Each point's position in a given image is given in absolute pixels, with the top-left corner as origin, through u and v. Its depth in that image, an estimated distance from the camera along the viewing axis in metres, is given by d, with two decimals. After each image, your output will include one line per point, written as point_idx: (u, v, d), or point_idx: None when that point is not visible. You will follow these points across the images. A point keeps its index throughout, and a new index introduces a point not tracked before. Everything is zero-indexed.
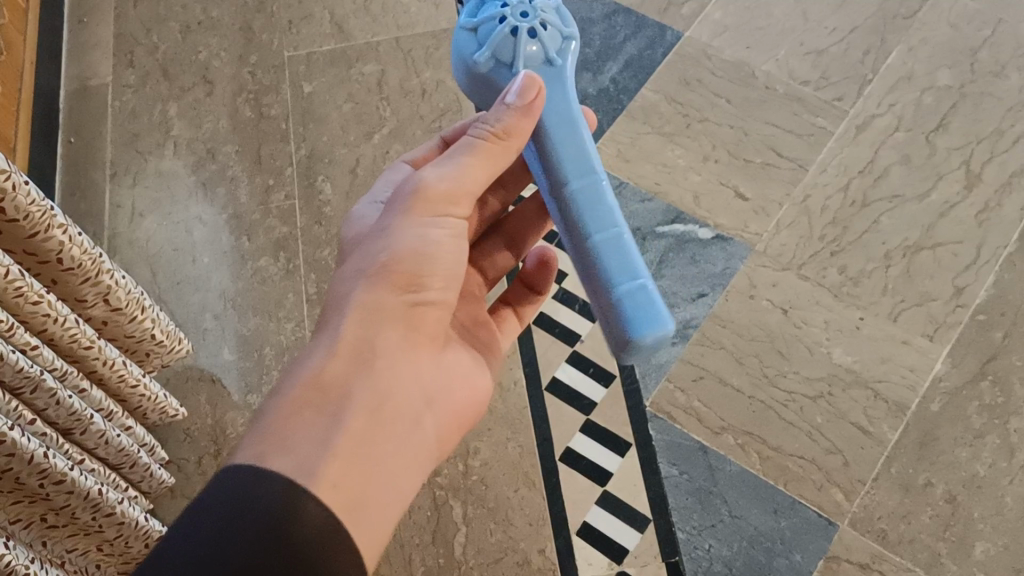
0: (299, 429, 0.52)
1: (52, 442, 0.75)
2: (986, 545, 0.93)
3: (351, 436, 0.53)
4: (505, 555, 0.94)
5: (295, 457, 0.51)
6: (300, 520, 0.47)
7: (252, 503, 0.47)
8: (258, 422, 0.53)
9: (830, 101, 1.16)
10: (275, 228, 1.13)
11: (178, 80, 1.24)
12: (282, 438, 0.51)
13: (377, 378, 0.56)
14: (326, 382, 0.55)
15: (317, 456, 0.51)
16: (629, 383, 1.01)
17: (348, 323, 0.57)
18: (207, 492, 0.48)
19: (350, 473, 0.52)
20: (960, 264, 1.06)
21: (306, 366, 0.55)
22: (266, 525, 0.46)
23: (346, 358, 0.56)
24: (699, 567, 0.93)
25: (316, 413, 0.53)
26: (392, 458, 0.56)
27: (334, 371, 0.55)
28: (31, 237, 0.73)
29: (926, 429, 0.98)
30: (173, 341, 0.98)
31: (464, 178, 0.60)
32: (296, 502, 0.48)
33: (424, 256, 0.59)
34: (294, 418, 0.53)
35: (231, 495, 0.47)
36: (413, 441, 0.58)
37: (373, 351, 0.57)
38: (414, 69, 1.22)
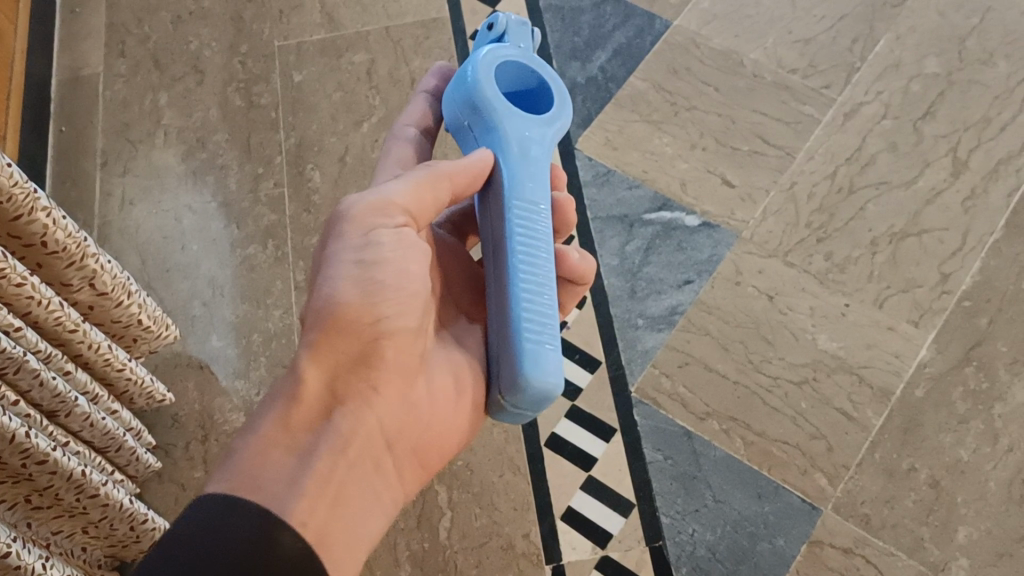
0: (267, 470, 0.54)
1: (35, 424, 0.75)
2: (969, 530, 0.93)
3: (320, 475, 0.55)
4: (489, 539, 0.94)
5: (262, 496, 0.53)
6: (271, 551, 0.49)
7: (222, 539, 0.49)
8: (228, 466, 0.54)
9: (817, 88, 1.16)
10: (265, 216, 1.14)
11: (169, 70, 1.24)
12: (252, 479, 0.53)
13: (341, 419, 0.58)
14: (293, 423, 0.57)
15: (284, 494, 0.53)
16: (615, 368, 1.02)
17: (310, 367, 0.58)
18: (180, 526, 0.50)
19: (323, 509, 0.54)
20: (946, 250, 1.06)
21: (266, 415, 0.57)
22: (233, 561, 0.48)
23: (310, 402, 0.58)
24: (683, 552, 0.94)
25: (284, 451, 0.55)
26: (361, 495, 0.57)
27: (299, 415, 0.57)
28: (14, 220, 0.73)
29: (910, 414, 0.98)
30: (160, 327, 0.99)
31: (396, 197, 0.60)
32: (267, 534, 0.50)
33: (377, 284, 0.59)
34: (263, 457, 0.55)
35: (203, 529, 0.49)
36: (382, 478, 0.60)
37: (335, 392, 0.58)
38: (403, 58, 1.22)
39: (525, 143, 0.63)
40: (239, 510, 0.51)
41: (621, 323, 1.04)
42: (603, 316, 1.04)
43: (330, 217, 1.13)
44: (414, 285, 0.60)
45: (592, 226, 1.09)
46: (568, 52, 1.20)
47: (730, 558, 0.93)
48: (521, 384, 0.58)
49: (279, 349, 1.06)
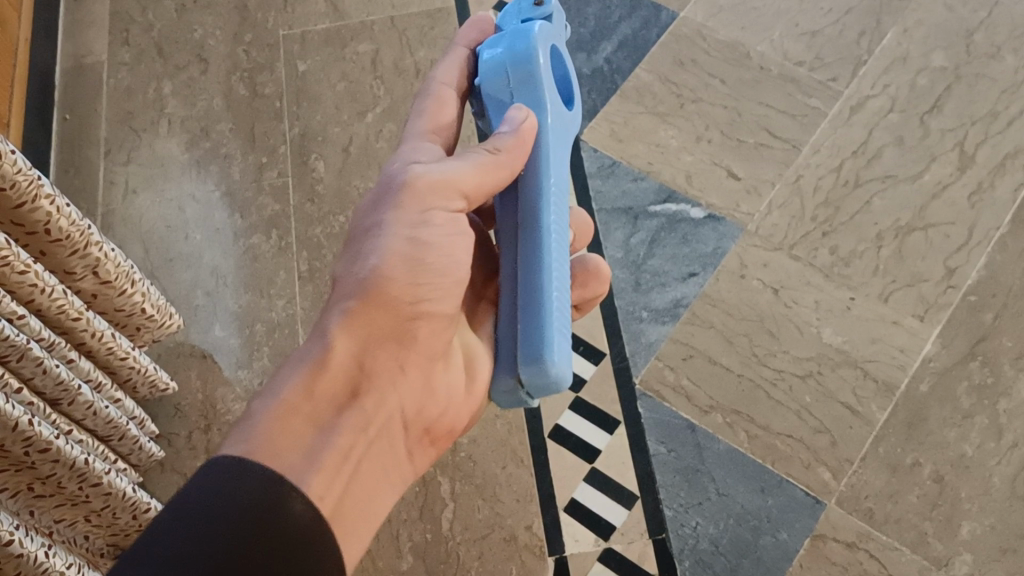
0: (286, 438, 0.51)
1: (38, 412, 0.75)
2: (973, 525, 0.93)
3: (338, 451, 0.53)
4: (491, 531, 0.94)
5: (281, 463, 0.50)
6: (282, 515, 0.46)
7: (236, 500, 0.45)
8: (246, 428, 0.51)
9: (824, 81, 1.15)
10: (268, 206, 1.14)
11: (173, 58, 1.24)
12: (272, 443, 0.50)
13: (366, 395, 0.56)
14: (318, 391, 0.54)
15: (303, 466, 0.50)
16: (619, 360, 1.01)
17: (341, 335, 0.56)
18: (193, 483, 0.46)
19: (337, 489, 0.52)
20: (952, 245, 1.05)
21: (290, 379, 0.53)
22: (248, 525, 0.45)
23: (337, 373, 0.55)
24: (686, 545, 0.94)
25: (306, 420, 0.53)
26: (371, 476, 0.56)
27: (324, 383, 0.54)
28: (18, 207, 0.73)
29: (915, 409, 0.98)
30: (163, 316, 0.99)
31: (459, 179, 0.60)
32: (280, 498, 0.47)
33: (420, 263, 0.58)
34: (284, 422, 0.52)
35: (214, 486, 0.46)
36: (390, 459, 0.58)
37: (364, 366, 0.56)
38: (408, 48, 1.21)
39: (556, 130, 0.64)
40: (253, 472, 0.47)
41: (625, 316, 1.04)
42: (607, 309, 1.04)
43: (333, 207, 1.12)
44: (457, 269, 0.60)
45: (597, 218, 1.09)
46: (574, 43, 1.20)
47: (733, 552, 0.93)
48: (536, 367, 0.58)
49: (281, 339, 1.06)
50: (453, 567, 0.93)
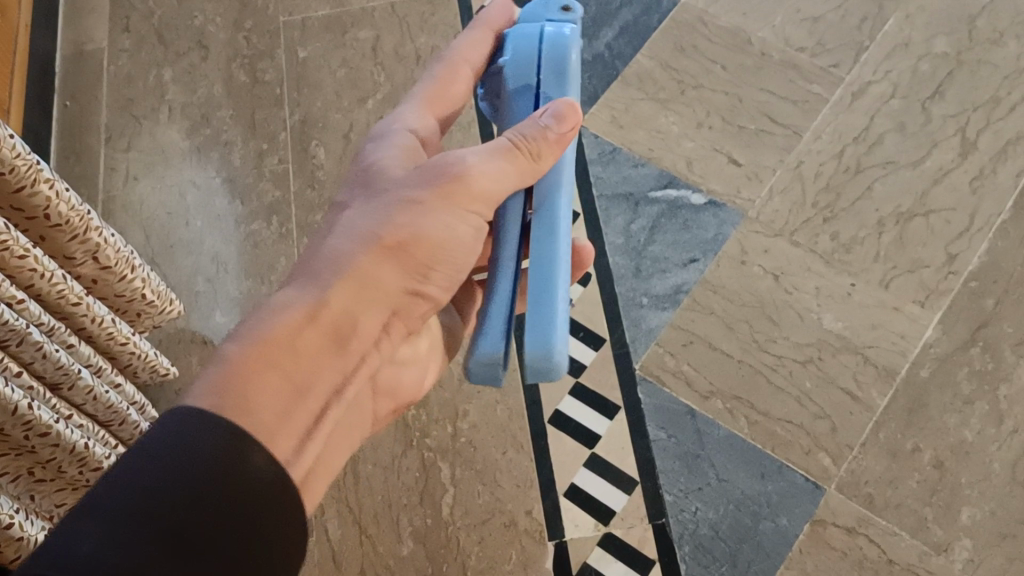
0: (264, 393, 0.47)
1: (38, 396, 0.75)
2: (973, 511, 0.93)
3: (309, 412, 0.50)
4: (491, 516, 0.95)
5: (253, 419, 0.45)
6: (243, 468, 0.42)
7: (198, 454, 0.41)
8: (221, 372, 0.47)
9: (826, 67, 1.15)
10: (269, 192, 1.14)
11: (173, 45, 1.23)
12: (248, 395, 0.46)
13: (348, 355, 0.53)
14: (301, 347, 0.50)
15: (279, 425, 0.47)
16: (619, 346, 1.01)
17: (335, 290, 0.53)
18: (151, 434, 0.42)
19: (306, 453, 0.49)
20: (953, 231, 1.05)
21: (281, 322, 0.50)
22: (209, 478, 0.41)
23: (324, 329, 0.52)
24: (686, 530, 0.94)
25: (285, 374, 0.49)
26: (334, 439, 0.53)
27: (309, 337, 0.51)
28: (17, 191, 0.73)
29: (915, 395, 0.98)
30: (164, 301, 0.99)
31: (496, 181, 0.57)
32: (240, 451, 0.43)
33: (434, 249, 0.56)
34: (262, 375, 0.48)
35: (174, 437, 0.42)
36: (351, 420, 0.56)
37: (352, 324, 0.53)
38: (408, 34, 1.21)
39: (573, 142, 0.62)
40: (214, 421, 0.43)
41: (626, 302, 1.04)
42: (607, 295, 1.04)
43: (334, 194, 1.12)
44: (457, 249, 0.58)
45: (597, 205, 1.09)
46: None
47: (732, 536, 0.93)
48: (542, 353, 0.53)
49: None
50: (454, 552, 0.94)
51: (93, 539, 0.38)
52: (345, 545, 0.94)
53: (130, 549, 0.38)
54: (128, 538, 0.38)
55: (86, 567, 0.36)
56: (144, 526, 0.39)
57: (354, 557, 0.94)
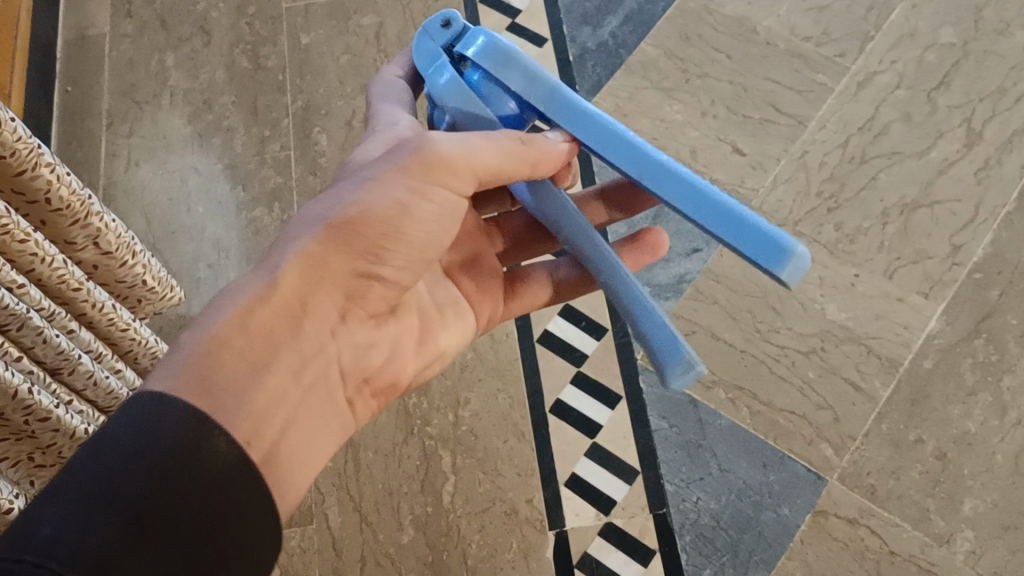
0: (219, 373, 0.49)
1: (38, 380, 0.74)
2: (975, 502, 0.93)
3: (267, 389, 0.51)
4: (493, 504, 0.94)
5: (210, 397, 0.47)
6: (201, 452, 0.44)
7: (157, 440, 0.43)
8: (177, 357, 0.49)
9: (831, 57, 1.14)
10: (271, 178, 1.13)
11: (176, 30, 1.23)
12: (203, 379, 0.48)
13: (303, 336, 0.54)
14: (255, 327, 0.51)
15: (236, 401, 0.48)
16: (621, 336, 1.01)
17: (292, 268, 0.53)
18: (113, 423, 0.43)
19: (269, 429, 0.50)
20: (958, 221, 1.05)
21: (236, 302, 0.52)
22: (168, 462, 0.42)
23: (280, 309, 0.53)
24: (687, 519, 0.94)
25: (238, 354, 0.50)
26: (305, 421, 0.54)
27: (264, 316, 0.52)
28: (19, 175, 0.72)
29: (918, 386, 0.98)
30: (165, 288, 0.99)
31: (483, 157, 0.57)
32: (201, 433, 0.44)
33: (396, 233, 0.56)
34: (216, 355, 0.49)
35: (136, 422, 0.43)
36: (324, 403, 0.57)
37: (306, 305, 0.54)
38: (412, 21, 1.21)
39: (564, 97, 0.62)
40: (175, 407, 0.44)
41: None
42: None
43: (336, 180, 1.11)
44: (415, 227, 0.57)
45: None
46: (580, 17, 1.19)
47: (734, 526, 0.93)
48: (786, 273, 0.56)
49: None
50: (454, 541, 0.93)
51: (56, 522, 0.39)
52: (345, 532, 0.94)
53: (93, 529, 0.39)
54: (92, 519, 0.39)
55: (52, 548, 0.38)
56: (110, 508, 0.40)
57: (354, 545, 0.94)
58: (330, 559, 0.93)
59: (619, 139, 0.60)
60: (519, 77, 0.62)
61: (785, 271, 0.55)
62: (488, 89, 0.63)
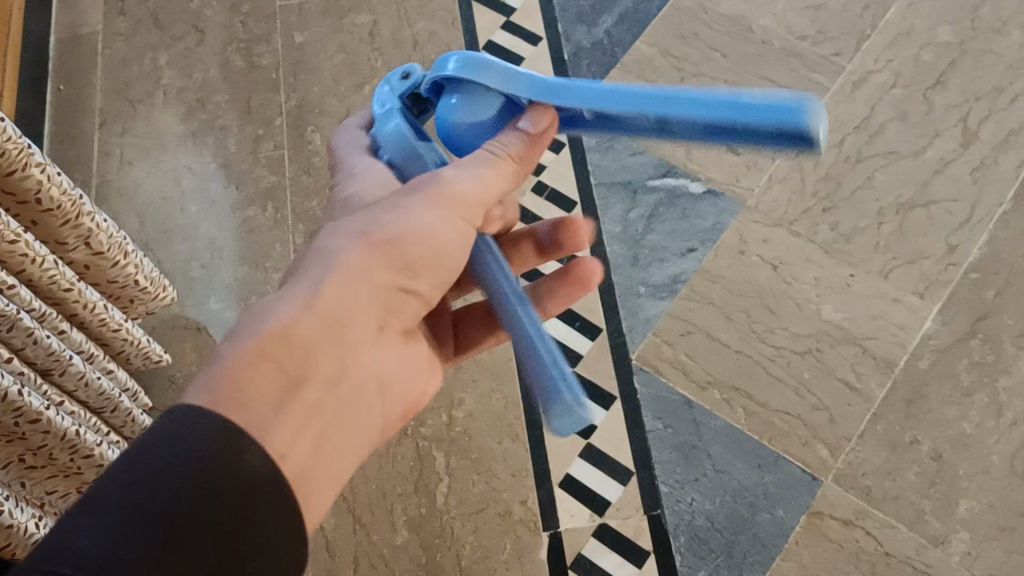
0: (257, 387, 0.46)
1: (29, 382, 0.74)
2: (971, 503, 0.93)
3: (305, 404, 0.48)
4: (487, 505, 0.94)
5: (246, 413, 0.45)
6: (236, 465, 0.42)
7: (191, 449, 0.41)
8: (217, 368, 0.46)
9: (827, 56, 1.14)
10: (265, 177, 1.13)
11: (169, 29, 1.22)
12: (241, 392, 0.46)
13: (343, 350, 0.52)
14: (295, 339, 0.49)
15: (272, 418, 0.46)
16: (616, 336, 1.01)
17: (330, 282, 0.51)
18: (148, 432, 0.42)
19: (305, 446, 0.48)
20: (954, 221, 1.04)
21: (277, 314, 0.50)
22: (204, 472, 0.40)
23: (320, 321, 0.51)
24: (681, 520, 0.93)
25: (276, 367, 0.48)
26: (341, 438, 0.52)
27: (304, 328, 0.50)
28: (8, 175, 0.71)
29: (914, 387, 0.97)
30: (158, 288, 0.98)
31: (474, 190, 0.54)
32: (235, 446, 0.42)
33: (434, 248, 0.54)
34: (255, 368, 0.47)
35: (170, 433, 0.41)
36: (365, 420, 0.54)
37: (348, 320, 0.52)
38: (406, 19, 1.20)
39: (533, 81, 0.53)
40: (210, 419, 0.42)
41: (623, 291, 1.03)
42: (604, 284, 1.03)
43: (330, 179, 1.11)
44: (452, 246, 0.55)
45: (595, 193, 1.08)
46: (575, 15, 1.19)
47: (729, 528, 0.93)
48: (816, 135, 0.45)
49: None
50: (449, 542, 0.93)
51: (89, 533, 0.38)
52: (339, 533, 0.94)
53: (125, 540, 0.38)
54: (126, 532, 0.38)
55: (81, 559, 0.36)
56: (140, 520, 0.38)
57: (348, 546, 0.93)
58: (324, 560, 0.93)
59: (550, 86, 0.52)
60: (498, 75, 0.54)
61: (814, 126, 0.44)
62: (471, 101, 0.55)
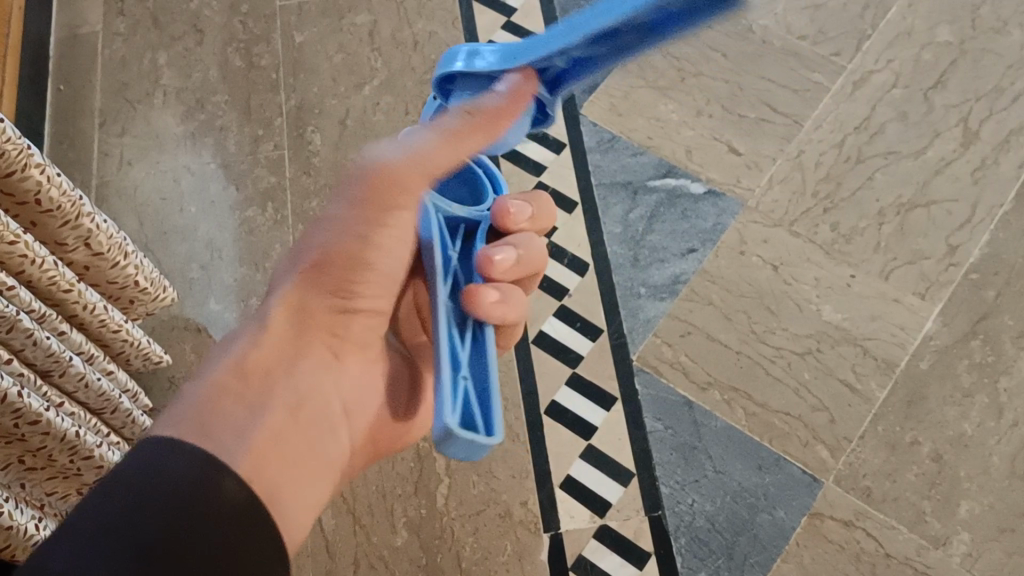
0: (220, 416, 0.49)
1: (28, 383, 0.74)
2: (971, 504, 0.93)
3: (268, 430, 0.51)
4: (487, 506, 0.94)
5: (212, 440, 0.48)
6: (215, 493, 0.43)
7: (169, 478, 0.42)
8: (179, 403, 0.50)
9: (827, 56, 1.13)
10: (264, 178, 1.13)
11: (168, 29, 1.22)
12: (204, 421, 0.49)
13: (297, 379, 0.55)
14: (248, 371, 0.52)
15: (234, 442, 0.49)
16: (616, 336, 1.00)
17: (277, 316, 0.55)
18: (124, 462, 0.43)
19: (274, 466, 0.51)
20: (954, 221, 1.04)
21: (232, 349, 0.53)
22: (183, 498, 0.42)
23: (268, 352, 0.54)
24: (682, 522, 0.93)
25: (236, 399, 0.51)
26: (314, 460, 0.54)
27: (257, 361, 0.53)
28: (8, 176, 0.71)
29: (914, 387, 0.97)
30: (157, 289, 0.98)
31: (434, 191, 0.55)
32: (214, 475, 0.44)
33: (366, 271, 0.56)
34: (216, 401, 0.50)
35: (147, 465, 0.43)
36: (336, 442, 0.57)
37: (295, 350, 0.55)
38: (406, 19, 1.20)
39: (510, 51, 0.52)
40: (187, 451, 0.44)
41: (623, 291, 1.02)
42: (604, 284, 1.03)
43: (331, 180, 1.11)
44: (398, 271, 0.58)
45: (596, 193, 1.07)
46: None
47: (729, 529, 0.93)
48: None
49: None
50: (449, 543, 0.92)
51: (70, 557, 0.39)
52: (339, 535, 0.93)
53: (109, 561, 0.39)
54: (110, 554, 0.39)
55: None
56: (124, 547, 0.40)
57: (347, 547, 0.92)
58: (324, 561, 0.92)
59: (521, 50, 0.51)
60: (484, 60, 0.53)
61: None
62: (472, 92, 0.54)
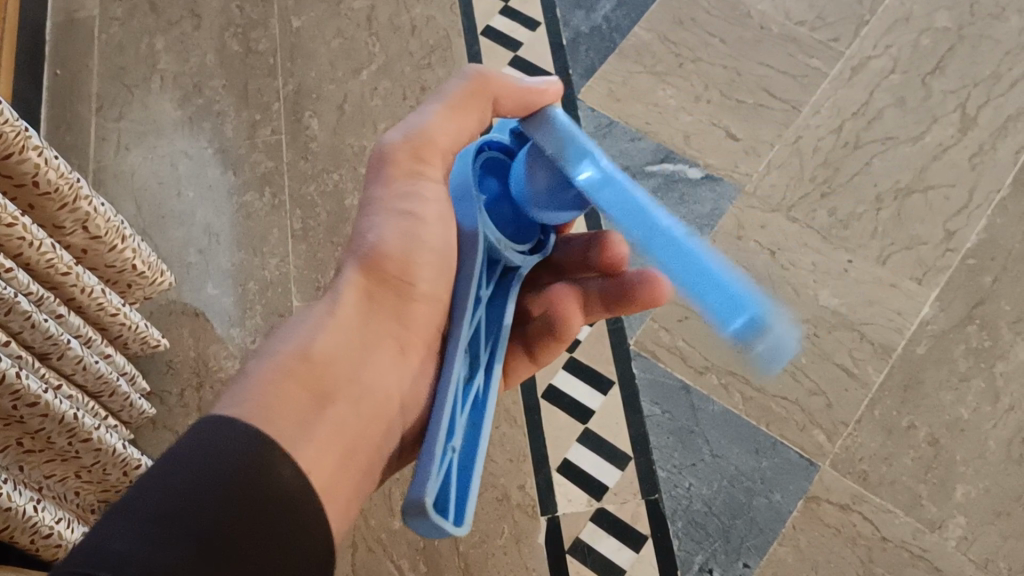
0: (280, 400, 0.48)
1: (26, 365, 0.74)
2: (967, 488, 0.93)
3: (330, 422, 0.49)
4: (485, 490, 0.94)
5: (275, 425, 0.46)
6: (270, 479, 0.43)
7: (228, 464, 0.42)
8: (242, 382, 0.49)
9: (825, 42, 1.13)
10: (261, 163, 1.12)
11: (165, 13, 1.21)
12: (265, 403, 0.47)
13: (361, 370, 0.53)
14: (313, 356, 0.51)
15: (295, 431, 0.47)
16: (614, 321, 1.00)
17: (346, 299, 0.54)
18: (179, 443, 0.43)
19: (329, 455, 0.49)
20: (950, 208, 1.04)
21: (301, 333, 0.52)
22: (240, 489, 0.41)
23: (333, 339, 0.52)
24: (679, 505, 0.93)
25: (300, 385, 0.49)
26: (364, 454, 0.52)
27: (321, 347, 0.52)
28: (6, 158, 0.71)
29: (911, 371, 0.98)
30: (155, 273, 0.98)
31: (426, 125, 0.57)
32: (270, 460, 0.44)
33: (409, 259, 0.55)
34: (278, 383, 0.49)
35: (203, 446, 0.42)
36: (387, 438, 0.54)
37: (359, 339, 0.54)
38: (404, 5, 1.20)
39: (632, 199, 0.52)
40: (242, 432, 0.44)
41: None
42: None
43: (329, 165, 1.11)
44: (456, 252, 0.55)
45: None
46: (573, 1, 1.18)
47: (726, 513, 0.93)
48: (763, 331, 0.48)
49: (275, 298, 1.05)
50: None
51: (126, 538, 0.38)
52: None
53: (164, 548, 0.38)
54: (165, 540, 0.38)
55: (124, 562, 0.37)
56: (181, 529, 0.39)
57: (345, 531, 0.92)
58: None
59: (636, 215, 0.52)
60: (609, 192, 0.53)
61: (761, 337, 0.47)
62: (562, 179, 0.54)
